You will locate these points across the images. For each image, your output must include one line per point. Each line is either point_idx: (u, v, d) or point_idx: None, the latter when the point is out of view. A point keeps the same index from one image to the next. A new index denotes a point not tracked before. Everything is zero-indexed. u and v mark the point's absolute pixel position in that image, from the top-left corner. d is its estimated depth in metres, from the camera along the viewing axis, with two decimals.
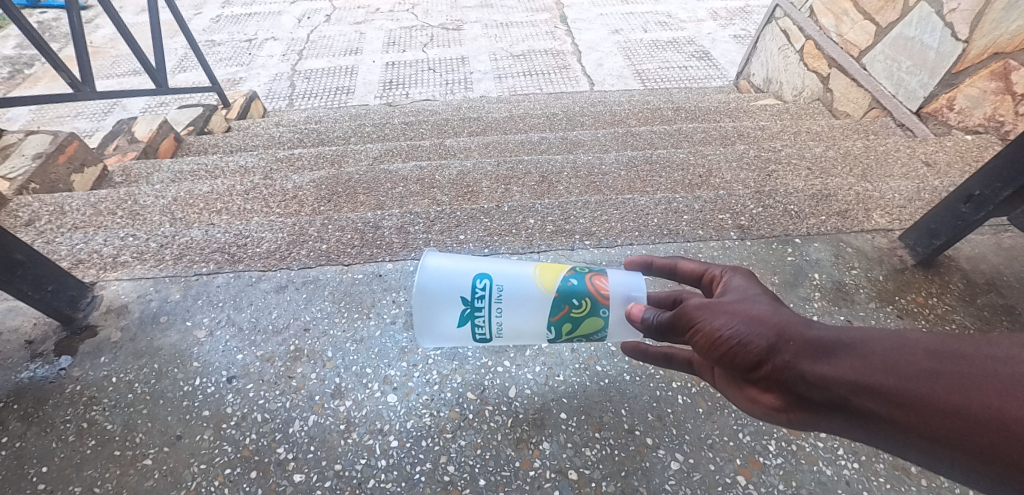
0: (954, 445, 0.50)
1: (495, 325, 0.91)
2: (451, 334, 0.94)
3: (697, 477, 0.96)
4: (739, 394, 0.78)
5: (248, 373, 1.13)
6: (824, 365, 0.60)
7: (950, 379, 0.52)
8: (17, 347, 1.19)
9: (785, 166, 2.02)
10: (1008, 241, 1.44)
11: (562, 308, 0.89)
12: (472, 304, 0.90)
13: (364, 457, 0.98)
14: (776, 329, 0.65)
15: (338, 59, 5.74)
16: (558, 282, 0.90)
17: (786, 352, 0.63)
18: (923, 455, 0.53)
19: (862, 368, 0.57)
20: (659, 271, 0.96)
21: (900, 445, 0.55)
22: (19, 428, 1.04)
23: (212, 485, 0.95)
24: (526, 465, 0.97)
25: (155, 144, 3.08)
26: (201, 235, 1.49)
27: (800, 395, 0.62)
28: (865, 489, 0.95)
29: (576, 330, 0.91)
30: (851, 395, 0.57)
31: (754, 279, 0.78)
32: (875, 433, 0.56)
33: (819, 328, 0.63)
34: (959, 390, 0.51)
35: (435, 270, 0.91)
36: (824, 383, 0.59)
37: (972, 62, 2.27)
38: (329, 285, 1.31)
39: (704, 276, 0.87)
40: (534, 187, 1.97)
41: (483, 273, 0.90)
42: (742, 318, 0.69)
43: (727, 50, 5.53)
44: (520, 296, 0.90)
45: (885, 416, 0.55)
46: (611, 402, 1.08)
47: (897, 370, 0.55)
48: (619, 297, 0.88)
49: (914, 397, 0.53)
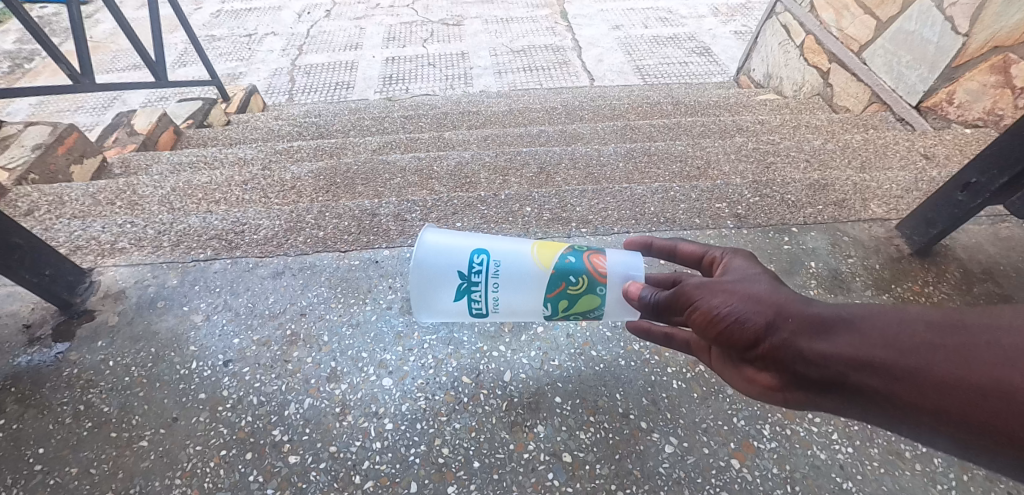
0: (952, 417, 0.50)
1: (491, 300, 0.92)
2: (448, 309, 0.95)
3: (691, 461, 0.96)
4: (736, 375, 0.77)
5: (244, 356, 1.13)
6: (823, 342, 0.60)
7: (952, 350, 0.52)
8: (15, 331, 1.20)
9: (783, 157, 2.02)
10: (1006, 231, 1.44)
11: (558, 285, 0.89)
12: (469, 279, 0.90)
13: (359, 440, 0.99)
14: (776, 307, 0.64)
15: (338, 54, 5.74)
16: (555, 259, 0.90)
17: (785, 330, 0.63)
18: (920, 428, 0.54)
19: (861, 343, 0.57)
20: (659, 252, 0.95)
21: (898, 418, 0.56)
22: (16, 411, 1.04)
23: (207, 466, 0.95)
24: (520, 447, 0.98)
25: (155, 136, 3.08)
26: (199, 222, 1.50)
27: (799, 373, 0.62)
28: (859, 473, 0.96)
29: (572, 308, 0.91)
30: (849, 371, 0.57)
31: (754, 261, 0.77)
32: (874, 408, 0.57)
33: (819, 305, 0.63)
34: (960, 362, 0.50)
35: (433, 246, 0.91)
36: (822, 360, 0.59)
37: (973, 56, 2.26)
38: (326, 271, 1.32)
39: (704, 258, 0.87)
40: (532, 178, 1.98)
41: (480, 249, 0.91)
42: (740, 296, 0.67)
43: (728, 46, 5.52)
44: (516, 273, 0.90)
45: (885, 390, 0.55)
46: (606, 387, 1.08)
47: (897, 344, 0.55)
48: (617, 276, 0.88)
49: (914, 371, 0.53)
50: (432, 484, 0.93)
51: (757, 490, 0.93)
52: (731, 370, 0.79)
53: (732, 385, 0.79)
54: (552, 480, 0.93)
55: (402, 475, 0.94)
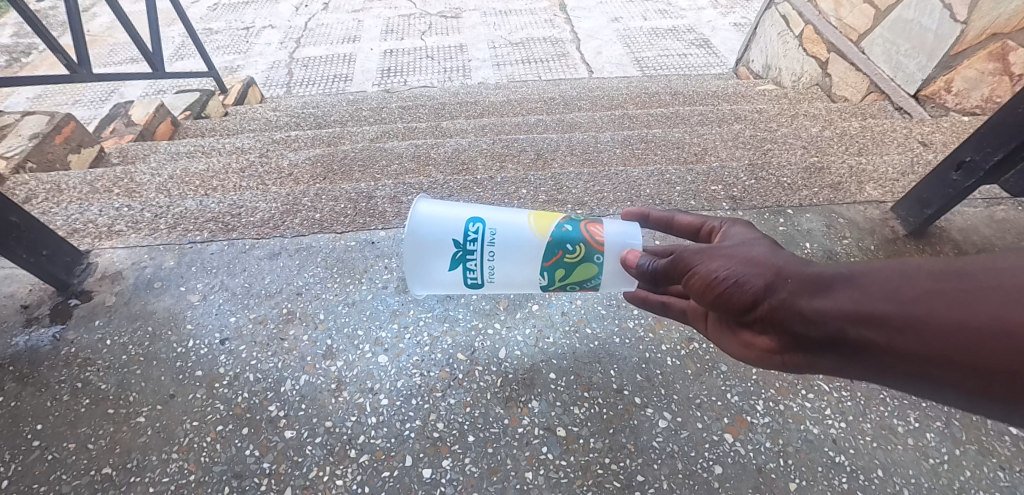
0: (955, 363, 0.50)
1: (487, 270, 0.92)
2: (442, 280, 0.95)
3: (684, 435, 0.97)
4: (739, 345, 0.79)
5: (241, 335, 1.14)
6: (822, 300, 0.61)
7: (952, 296, 0.52)
8: (13, 312, 1.20)
9: (780, 143, 2.03)
10: (1001, 213, 1.44)
11: (556, 253, 0.90)
12: (464, 247, 0.91)
13: (354, 415, 1.00)
14: (774, 269, 0.66)
15: (336, 46, 5.72)
16: (553, 228, 0.90)
17: (783, 290, 0.64)
18: (924, 379, 0.54)
19: (860, 297, 0.58)
20: (655, 223, 0.96)
21: (901, 371, 0.56)
22: (14, 389, 1.05)
23: (204, 441, 0.96)
24: (515, 422, 0.98)
25: (153, 127, 3.08)
26: (196, 205, 1.50)
27: (797, 333, 0.64)
28: (852, 447, 0.96)
29: (569, 277, 0.92)
30: (849, 327, 0.58)
31: (753, 228, 0.79)
32: (876, 361, 0.57)
33: (817, 265, 0.64)
34: (960, 306, 0.51)
35: (427, 215, 0.92)
36: (821, 317, 0.60)
37: (972, 43, 2.24)
38: (322, 252, 1.32)
39: (702, 228, 0.88)
40: (529, 163, 1.98)
41: (476, 217, 0.91)
42: (738, 260, 0.69)
43: (727, 38, 5.50)
44: (512, 242, 0.91)
45: (885, 342, 0.55)
46: (600, 363, 1.09)
47: (897, 295, 0.55)
48: (615, 246, 0.89)
49: (914, 319, 0.53)
50: (426, 457, 0.94)
51: (750, 463, 0.94)
52: (734, 341, 0.80)
53: (735, 355, 0.81)
54: (546, 454, 0.94)
55: (397, 449, 0.95)
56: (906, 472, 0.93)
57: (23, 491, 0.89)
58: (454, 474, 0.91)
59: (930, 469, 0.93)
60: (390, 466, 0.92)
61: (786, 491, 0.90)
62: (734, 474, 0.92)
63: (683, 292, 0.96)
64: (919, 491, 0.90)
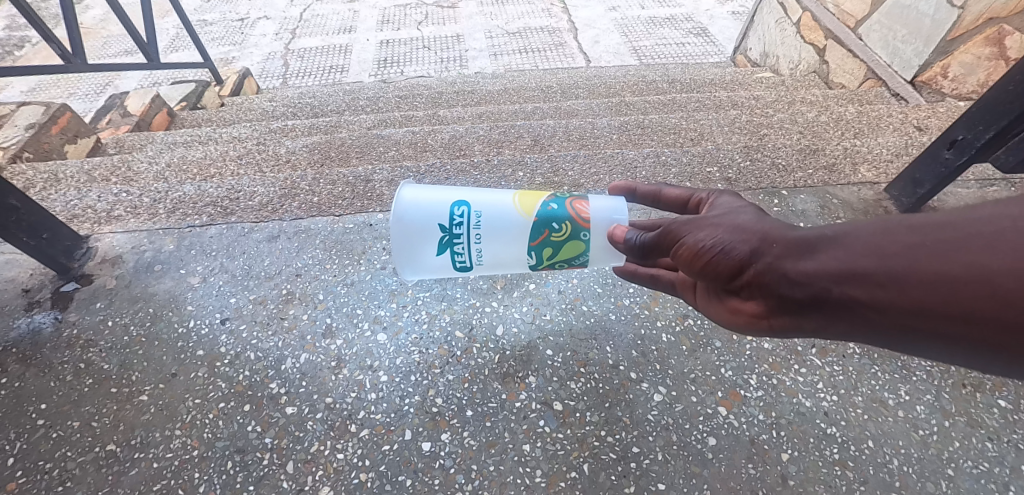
0: (936, 313, 0.52)
1: (474, 253, 0.92)
2: (431, 265, 0.95)
3: (679, 408, 0.99)
4: (722, 310, 0.81)
5: (241, 314, 1.16)
6: (807, 261, 0.61)
7: (935, 248, 0.53)
8: (14, 295, 1.21)
9: (775, 128, 2.03)
10: (993, 194, 1.45)
11: (542, 233, 0.89)
12: (450, 232, 0.90)
13: (354, 391, 1.01)
14: (759, 234, 0.67)
15: (332, 37, 5.68)
16: (538, 207, 0.90)
17: (768, 255, 0.65)
18: (905, 332, 0.56)
19: (845, 256, 0.59)
20: (643, 197, 0.97)
21: (883, 326, 0.57)
22: (18, 370, 1.06)
23: (207, 418, 0.97)
24: (512, 397, 1.00)
25: (149, 118, 3.07)
26: (194, 190, 1.51)
27: (783, 296, 0.64)
28: (843, 419, 0.98)
29: (557, 255, 0.92)
30: (833, 285, 0.59)
31: (740, 198, 0.79)
32: (859, 319, 0.58)
33: (801, 228, 0.65)
34: (943, 258, 0.52)
35: (411, 200, 0.92)
36: (806, 279, 0.61)
37: (967, 28, 2.24)
38: (321, 234, 1.33)
39: (691, 200, 0.88)
40: (526, 149, 1.99)
41: (460, 200, 0.90)
42: (725, 228, 0.69)
43: (725, 27, 5.48)
44: (498, 223, 0.90)
45: (869, 299, 0.56)
46: (596, 340, 1.11)
47: (880, 251, 0.57)
48: (601, 222, 0.89)
49: (899, 274, 0.54)
50: (426, 431, 0.95)
51: (743, 435, 0.95)
52: (717, 307, 0.82)
53: (719, 323, 0.83)
54: (543, 427, 0.96)
55: (397, 423, 0.96)
56: (895, 442, 0.95)
57: (28, 467, 0.91)
58: (453, 447, 0.93)
59: (919, 440, 0.95)
60: (390, 440, 0.94)
61: (778, 461, 0.92)
62: (727, 445, 0.94)
63: (672, 265, 0.98)
64: (909, 461, 0.92)
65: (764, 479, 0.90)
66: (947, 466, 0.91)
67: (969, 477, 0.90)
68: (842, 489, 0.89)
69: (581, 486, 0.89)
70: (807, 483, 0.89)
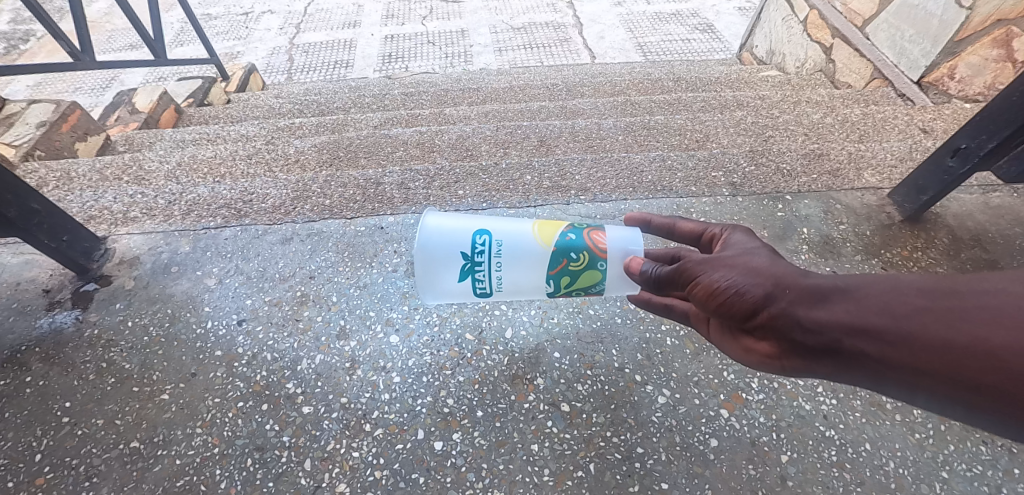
0: (939, 376, 0.54)
1: (495, 280, 0.94)
2: (452, 290, 0.97)
3: (682, 410, 1.02)
4: (733, 345, 0.83)
5: (257, 315, 1.19)
6: (820, 310, 0.63)
7: (943, 314, 0.55)
8: (35, 295, 1.24)
9: (781, 130, 2.05)
10: (996, 200, 1.46)
11: (560, 262, 0.91)
12: (472, 259, 0.92)
13: (368, 391, 1.05)
14: (774, 278, 0.67)
15: (337, 32, 5.68)
16: (557, 237, 0.91)
17: (783, 300, 0.65)
18: (909, 389, 0.58)
19: (857, 311, 0.60)
20: (657, 229, 0.98)
21: (890, 380, 0.59)
22: (42, 369, 1.09)
23: (226, 416, 1.01)
24: (521, 398, 1.04)
25: (157, 115, 3.09)
26: (208, 191, 1.54)
27: (796, 341, 0.65)
28: (842, 423, 1.01)
29: (574, 284, 0.93)
30: (846, 338, 0.60)
31: (752, 236, 0.80)
32: (867, 372, 0.61)
33: (816, 276, 0.66)
34: (951, 324, 0.54)
35: (434, 228, 0.93)
36: (820, 328, 0.62)
37: (975, 29, 2.22)
38: (333, 237, 1.37)
39: (703, 235, 0.90)
40: (532, 150, 2.01)
41: (481, 229, 0.92)
42: (740, 269, 0.70)
43: (730, 23, 5.45)
44: (519, 251, 0.92)
45: (877, 355, 0.58)
46: (603, 343, 1.14)
47: (890, 310, 0.58)
48: (617, 252, 0.91)
49: (907, 334, 0.56)
50: (437, 430, 0.99)
51: (745, 437, 0.99)
52: (728, 341, 0.84)
53: (728, 355, 0.84)
54: (551, 427, 0.99)
55: (410, 423, 1.00)
56: (893, 445, 0.98)
57: (56, 463, 0.94)
58: (464, 446, 0.97)
59: (916, 443, 0.98)
60: (403, 438, 0.98)
61: (778, 462, 0.95)
62: (729, 447, 0.97)
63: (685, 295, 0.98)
64: (905, 463, 0.95)
65: (764, 480, 0.93)
66: (942, 469, 0.94)
67: (964, 479, 0.93)
68: (839, 490, 0.92)
69: (588, 484, 0.92)
70: (807, 484, 0.92)
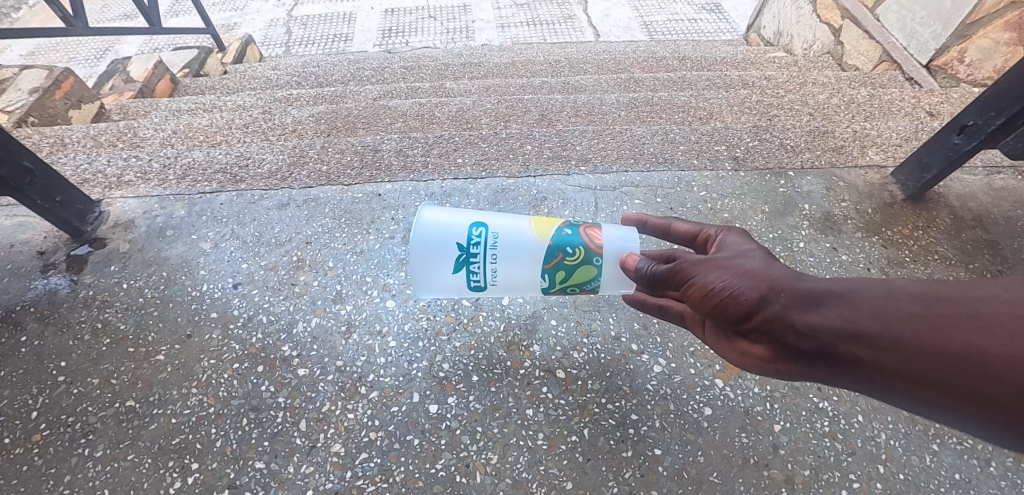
0: (931, 384, 0.52)
1: (490, 273, 0.91)
2: (446, 284, 0.94)
3: (677, 379, 1.03)
4: (729, 348, 0.81)
5: (253, 279, 1.19)
6: (814, 314, 0.61)
7: (937, 321, 0.52)
8: (30, 257, 1.23)
9: (786, 108, 2.01)
10: (1000, 182, 1.45)
11: (555, 256, 0.88)
12: (467, 251, 0.89)
13: (364, 355, 1.05)
14: (769, 281, 0.66)
15: (336, 4, 5.55)
16: (553, 232, 0.89)
17: (776, 304, 0.64)
18: (906, 397, 0.56)
19: (850, 316, 0.58)
20: (654, 230, 0.96)
21: (884, 387, 0.57)
22: (37, 329, 1.09)
23: (222, 377, 1.01)
24: (517, 364, 1.05)
25: (152, 84, 3.02)
26: (204, 156, 1.53)
27: (789, 345, 0.64)
28: (835, 395, 1.01)
29: (569, 279, 0.90)
30: (839, 342, 0.59)
31: (748, 238, 0.78)
32: (861, 377, 0.59)
33: (811, 279, 0.64)
34: (944, 332, 0.51)
35: (430, 221, 0.90)
36: (813, 332, 0.61)
37: (989, 11, 2.14)
38: (330, 203, 1.36)
39: (699, 236, 0.88)
40: (533, 123, 1.99)
41: (478, 222, 0.89)
42: (735, 272, 0.68)
43: (739, 3, 5.33)
44: (515, 246, 0.89)
45: (869, 361, 0.56)
46: (599, 311, 1.15)
47: (882, 315, 0.56)
48: (613, 251, 0.88)
49: (899, 341, 0.54)
50: (433, 394, 0.99)
51: (739, 406, 0.99)
52: (724, 344, 0.82)
53: (724, 357, 0.83)
54: (546, 393, 1.00)
55: (405, 387, 1.00)
56: (885, 418, 0.98)
57: (52, 421, 0.94)
58: (460, 410, 0.97)
59: (908, 416, 0.98)
60: (399, 401, 0.98)
61: (771, 431, 0.96)
62: (722, 415, 0.98)
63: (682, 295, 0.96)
64: (896, 435, 0.95)
65: (756, 447, 0.94)
66: (932, 441, 0.95)
67: (953, 452, 0.93)
68: (829, 459, 0.93)
69: (581, 449, 0.93)
70: (798, 453, 0.93)
